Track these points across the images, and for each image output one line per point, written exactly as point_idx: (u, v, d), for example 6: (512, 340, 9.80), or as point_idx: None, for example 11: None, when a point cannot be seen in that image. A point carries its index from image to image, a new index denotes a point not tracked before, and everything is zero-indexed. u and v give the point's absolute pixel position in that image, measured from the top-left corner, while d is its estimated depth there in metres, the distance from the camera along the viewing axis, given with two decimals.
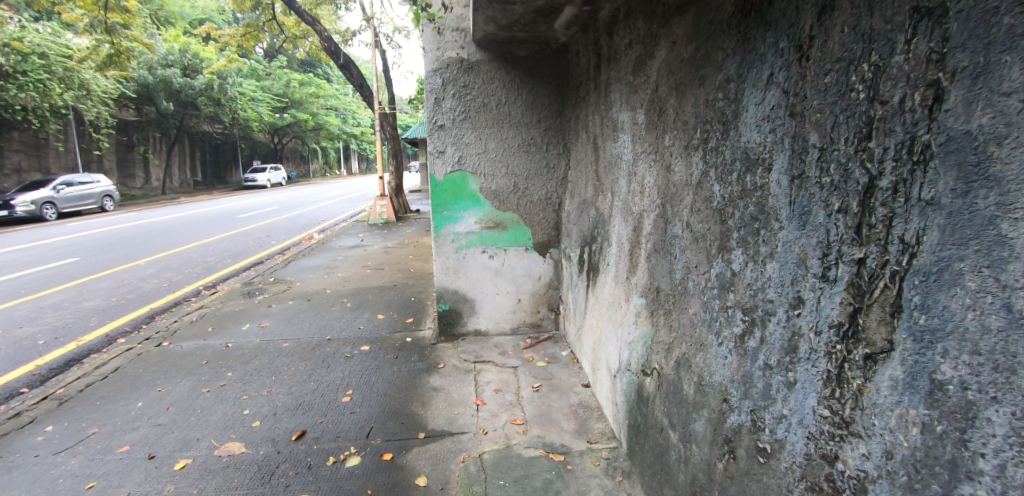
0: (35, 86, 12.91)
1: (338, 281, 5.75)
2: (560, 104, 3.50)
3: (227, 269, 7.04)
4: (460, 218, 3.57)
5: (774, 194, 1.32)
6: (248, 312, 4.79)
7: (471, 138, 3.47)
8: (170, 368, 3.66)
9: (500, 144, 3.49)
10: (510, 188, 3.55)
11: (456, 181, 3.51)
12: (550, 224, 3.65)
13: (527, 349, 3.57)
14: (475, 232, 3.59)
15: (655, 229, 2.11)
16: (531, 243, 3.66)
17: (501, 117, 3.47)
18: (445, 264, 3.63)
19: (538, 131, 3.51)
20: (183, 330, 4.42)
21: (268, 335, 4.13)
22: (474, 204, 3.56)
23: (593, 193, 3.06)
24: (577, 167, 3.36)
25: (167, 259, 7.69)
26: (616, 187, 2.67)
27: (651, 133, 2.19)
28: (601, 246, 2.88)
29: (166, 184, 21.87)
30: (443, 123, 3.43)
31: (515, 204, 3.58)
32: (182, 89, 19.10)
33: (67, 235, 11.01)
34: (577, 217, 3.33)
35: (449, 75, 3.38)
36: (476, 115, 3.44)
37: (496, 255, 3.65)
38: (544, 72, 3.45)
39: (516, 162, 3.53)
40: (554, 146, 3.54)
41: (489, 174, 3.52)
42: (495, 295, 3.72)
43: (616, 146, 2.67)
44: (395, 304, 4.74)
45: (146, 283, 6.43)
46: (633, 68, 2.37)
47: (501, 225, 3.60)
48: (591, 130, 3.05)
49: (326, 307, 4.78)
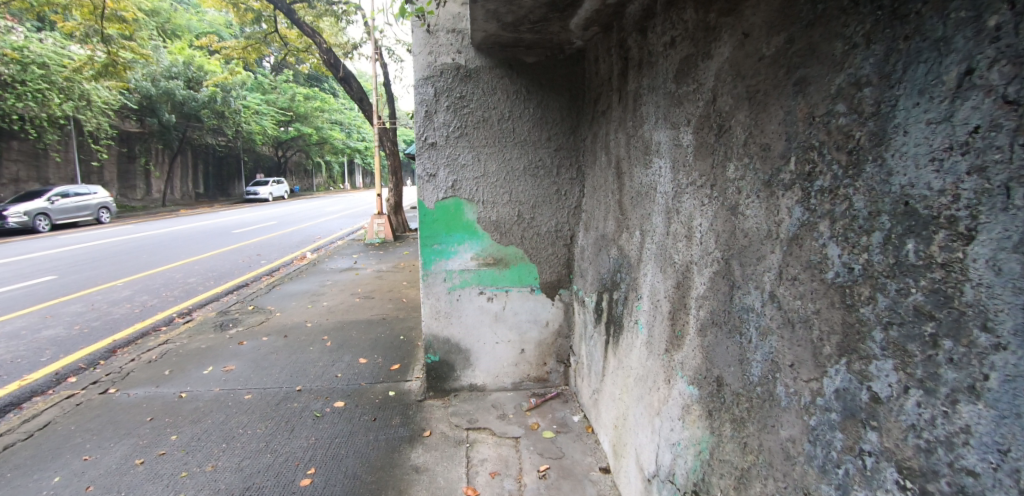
0: (33, 96, 12.66)
1: (322, 312, 5.17)
2: (575, 119, 2.95)
3: (206, 293, 6.49)
4: (454, 253, 3.00)
5: (984, 282, 0.74)
6: (215, 351, 4.16)
7: (468, 159, 2.92)
8: (108, 423, 3.01)
9: (502, 166, 2.94)
10: (514, 217, 2.99)
11: (449, 208, 2.96)
12: (561, 261, 3.08)
13: (531, 412, 2.97)
14: (471, 270, 3.02)
15: (716, 292, 1.52)
16: (537, 282, 3.08)
17: (504, 134, 2.92)
18: (435, 308, 3.05)
19: (547, 150, 2.96)
20: (136, 373, 3.78)
21: (230, 382, 3.51)
22: (471, 237, 2.99)
23: (615, 228, 2.49)
24: (595, 193, 2.79)
25: (145, 280, 7.14)
26: (648, 225, 2.10)
27: (706, 159, 1.64)
28: (627, 296, 2.30)
29: (167, 196, 21.55)
30: (436, 140, 2.88)
31: (520, 236, 3.01)
32: (186, 101, 18.87)
33: (52, 248, 10.49)
34: (595, 255, 2.75)
35: (443, 84, 2.84)
36: (474, 131, 2.89)
37: (497, 297, 3.07)
38: (555, 82, 2.92)
39: (521, 186, 2.97)
40: (567, 169, 2.98)
41: (490, 201, 2.96)
42: (495, 344, 3.13)
43: (648, 173, 2.11)
44: (381, 345, 4.14)
45: (116, 308, 5.84)
46: (677, 74, 1.83)
47: (502, 262, 3.03)
48: (613, 151, 2.50)
49: (304, 346, 4.19)
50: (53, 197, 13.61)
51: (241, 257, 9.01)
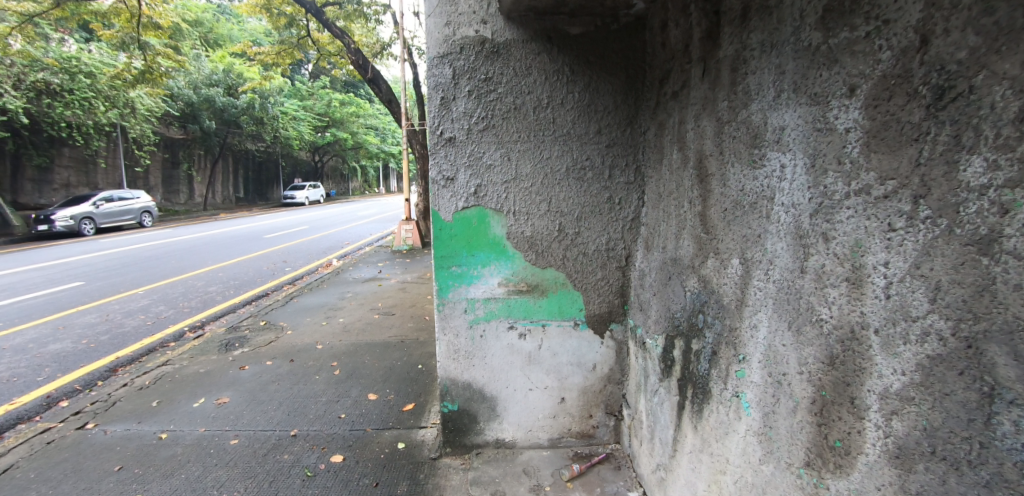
0: (80, 104, 13.15)
1: (336, 331, 4.65)
2: (632, 107, 2.29)
3: (223, 305, 6.18)
4: (478, 277, 2.36)
5: None
6: (212, 378, 3.74)
7: (495, 157, 2.27)
8: (70, 471, 2.59)
9: (538, 166, 2.29)
10: (553, 232, 2.33)
11: (470, 221, 2.32)
12: (613, 288, 2.40)
13: (574, 483, 2.30)
14: (499, 298, 2.37)
15: (947, 393, 0.82)
16: (583, 315, 2.41)
17: (541, 125, 2.26)
18: (453, 346, 2.41)
19: (597, 147, 2.30)
20: (122, 404, 3.42)
21: (218, 422, 3.04)
22: (498, 256, 2.35)
23: (695, 251, 1.79)
24: (662, 200, 2.11)
25: (166, 289, 6.94)
26: (760, 252, 1.40)
27: (903, 151, 0.93)
28: (719, 350, 1.60)
29: (208, 200, 22.20)
30: (454, 135, 2.25)
31: (560, 256, 2.35)
32: (226, 108, 19.30)
33: (91, 253, 10.68)
34: (663, 285, 2.05)
35: (464, 63, 2.22)
36: (503, 121, 2.25)
37: (531, 333, 2.40)
38: (608, 58, 2.25)
39: (563, 192, 2.31)
40: (622, 170, 2.32)
41: (523, 211, 2.31)
42: (527, 391, 2.48)
43: (758, 175, 1.41)
44: (395, 377, 3.55)
45: (129, 320, 5.66)
46: (827, 14, 1.13)
47: (538, 289, 2.37)
48: (693, 145, 1.81)
49: (309, 376, 3.66)
50: (97, 201, 14.06)
51: (265, 263, 8.77)
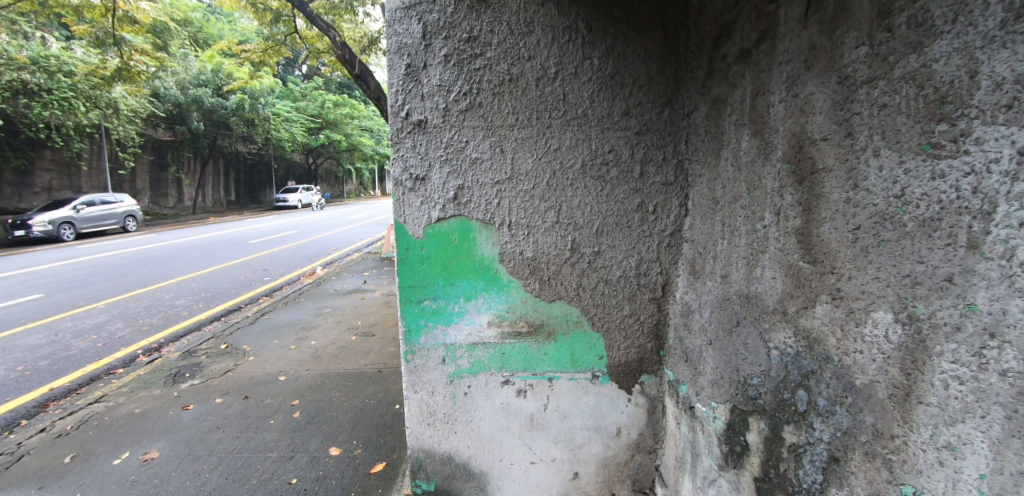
0: (59, 104, 12.45)
1: (305, 358, 3.99)
2: (672, 79, 1.67)
3: (187, 322, 5.53)
4: (460, 315, 1.71)
5: None
6: (146, 423, 3.08)
7: (482, 148, 1.62)
8: None
9: (542, 160, 1.64)
10: (564, 251, 1.68)
11: (448, 238, 1.67)
12: (644, 327, 1.76)
13: None
14: (489, 344, 1.72)
15: None
16: (603, 364, 1.77)
17: (547, 104, 1.62)
18: (428, 407, 1.76)
19: (624, 134, 1.66)
20: (29, 459, 2.75)
21: (136, 490, 2.39)
22: (487, 287, 1.69)
23: (792, 288, 1.18)
24: (722, 210, 1.49)
25: (129, 303, 6.27)
26: (955, 310, 0.80)
27: None
28: (850, 461, 1.00)
29: (198, 204, 21.53)
30: (425, 119, 1.61)
31: (574, 286, 1.70)
32: (215, 109, 18.61)
33: (62, 260, 9.97)
34: (725, 332, 1.43)
35: (438, 16, 1.59)
36: (493, 98, 1.60)
37: (534, 390, 1.75)
38: (639, 9, 1.62)
39: (578, 197, 1.66)
40: (658, 166, 1.69)
41: (520, 221, 1.66)
42: (530, 466, 1.83)
43: (952, 173, 0.80)
44: (366, 422, 2.90)
45: (77, 341, 4.98)
46: None
47: (542, 330, 1.72)
48: (786, 125, 1.19)
49: (263, 419, 3.01)
50: (78, 206, 13.25)
51: (243, 273, 8.10)
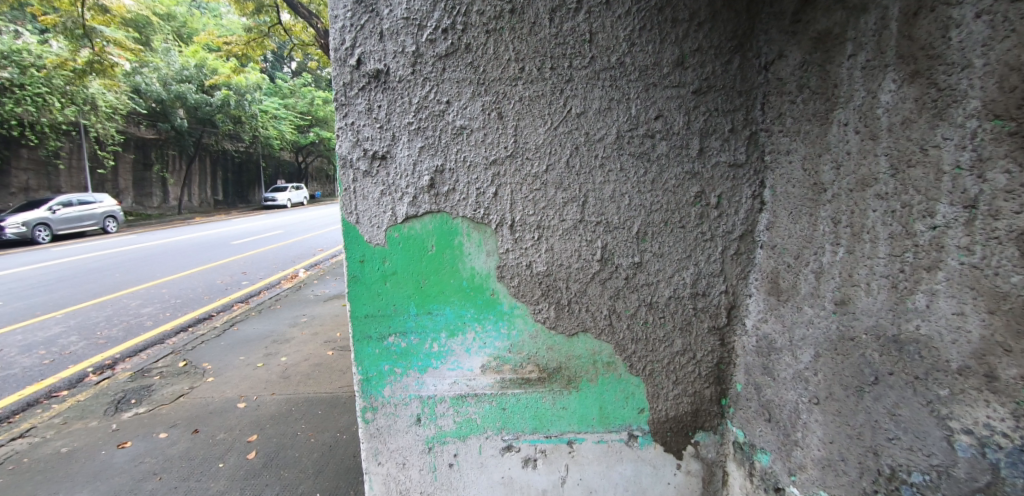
0: (33, 100, 11.39)
1: (272, 379, 3.46)
2: (743, 15, 1.16)
3: (149, 333, 4.96)
4: (440, 356, 1.19)
5: None
6: (71, 466, 2.52)
7: (471, 111, 1.11)
8: None
9: (556, 128, 1.12)
10: (590, 262, 1.17)
11: (422, 246, 1.15)
12: (701, 367, 1.26)
13: None
14: (482, 397, 1.21)
15: None
16: (644, 420, 1.26)
17: (565, 47, 1.10)
18: (397, 485, 1.25)
19: (677, 93, 1.15)
20: None
21: None
22: (479, 314, 1.18)
23: (1010, 338, 0.68)
24: (833, 203, 1.00)
25: (89, 313, 5.65)
26: None
27: None
28: None
29: (183, 204, 20.79)
30: (387, 71, 1.09)
31: (604, 313, 1.20)
32: (200, 105, 17.85)
33: (28, 264, 9.22)
34: (852, 387, 0.95)
35: None
36: (486, 38, 1.09)
37: (549, 459, 1.24)
38: None
39: (612, 185, 1.15)
40: (724, 141, 1.19)
41: (526, 219, 1.15)
42: None
43: None
44: (335, 465, 2.39)
45: (22, 358, 4.37)
46: None
47: (558, 375, 1.21)
48: (992, 54, 0.70)
49: (211, 462, 2.48)
50: (54, 206, 12.47)
51: (219, 277, 7.52)
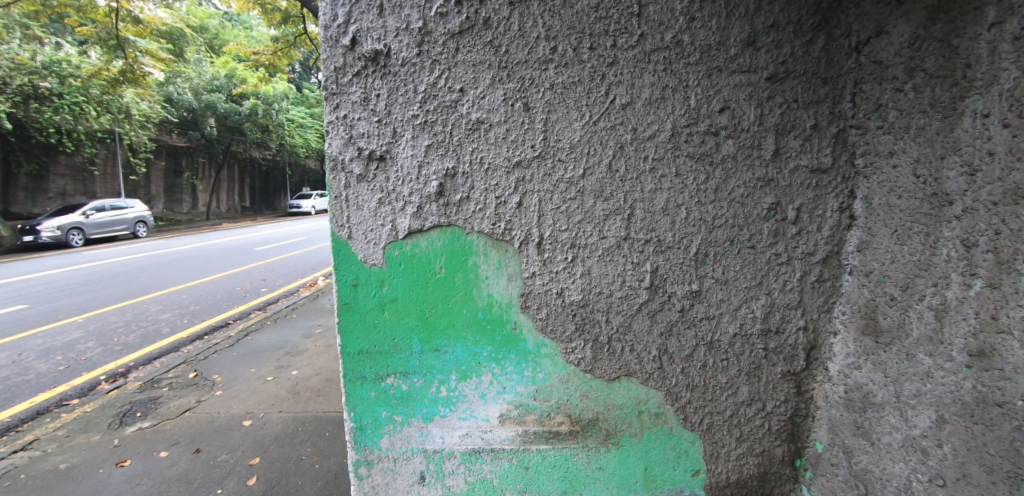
0: (71, 108, 11.74)
1: (281, 394, 3.31)
2: None
3: (165, 340, 4.92)
4: (449, 401, 0.98)
5: None
6: (64, 485, 2.39)
7: (491, 102, 0.90)
8: None
9: (595, 121, 0.90)
10: (635, 289, 0.95)
11: (429, 267, 0.95)
12: (771, 422, 1.01)
13: None
14: (501, 453, 0.98)
15: None
16: (698, 484, 1.02)
17: (607, 21, 0.89)
18: None
19: (745, 80, 0.92)
20: None
21: None
22: (498, 352, 0.96)
23: None
24: (964, 220, 0.75)
25: (110, 319, 5.67)
26: None
27: None
28: None
29: (212, 210, 21.34)
30: (390, 52, 0.90)
31: (652, 352, 0.96)
32: (230, 114, 18.29)
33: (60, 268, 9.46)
34: (1000, 472, 0.69)
35: None
36: (509, 11, 0.89)
37: None
38: None
39: (663, 194, 0.93)
40: (804, 139, 0.95)
41: (557, 233, 0.93)
42: None
43: None
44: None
45: (39, 363, 4.36)
46: None
47: (594, 428, 0.98)
48: None
49: (208, 487, 2.31)
50: (88, 210, 12.85)
51: (239, 283, 7.52)
